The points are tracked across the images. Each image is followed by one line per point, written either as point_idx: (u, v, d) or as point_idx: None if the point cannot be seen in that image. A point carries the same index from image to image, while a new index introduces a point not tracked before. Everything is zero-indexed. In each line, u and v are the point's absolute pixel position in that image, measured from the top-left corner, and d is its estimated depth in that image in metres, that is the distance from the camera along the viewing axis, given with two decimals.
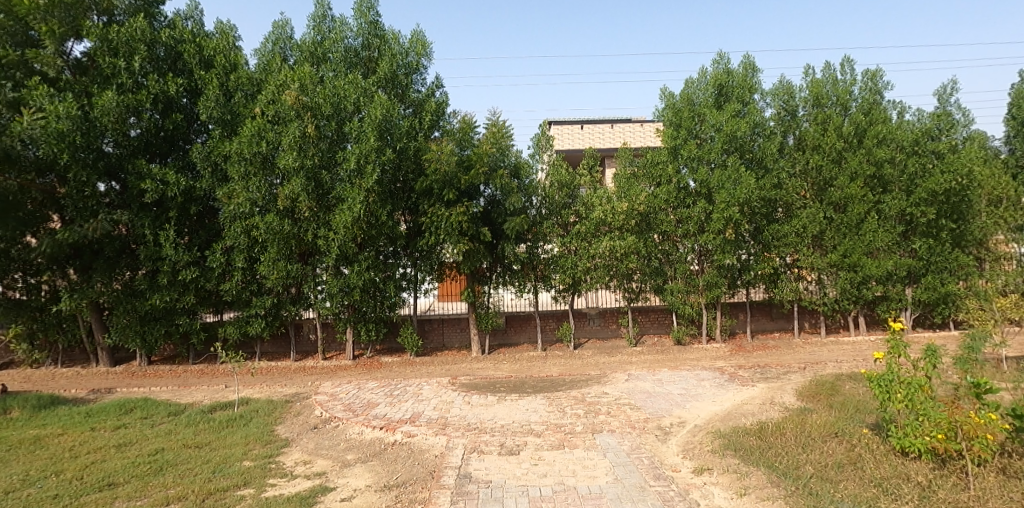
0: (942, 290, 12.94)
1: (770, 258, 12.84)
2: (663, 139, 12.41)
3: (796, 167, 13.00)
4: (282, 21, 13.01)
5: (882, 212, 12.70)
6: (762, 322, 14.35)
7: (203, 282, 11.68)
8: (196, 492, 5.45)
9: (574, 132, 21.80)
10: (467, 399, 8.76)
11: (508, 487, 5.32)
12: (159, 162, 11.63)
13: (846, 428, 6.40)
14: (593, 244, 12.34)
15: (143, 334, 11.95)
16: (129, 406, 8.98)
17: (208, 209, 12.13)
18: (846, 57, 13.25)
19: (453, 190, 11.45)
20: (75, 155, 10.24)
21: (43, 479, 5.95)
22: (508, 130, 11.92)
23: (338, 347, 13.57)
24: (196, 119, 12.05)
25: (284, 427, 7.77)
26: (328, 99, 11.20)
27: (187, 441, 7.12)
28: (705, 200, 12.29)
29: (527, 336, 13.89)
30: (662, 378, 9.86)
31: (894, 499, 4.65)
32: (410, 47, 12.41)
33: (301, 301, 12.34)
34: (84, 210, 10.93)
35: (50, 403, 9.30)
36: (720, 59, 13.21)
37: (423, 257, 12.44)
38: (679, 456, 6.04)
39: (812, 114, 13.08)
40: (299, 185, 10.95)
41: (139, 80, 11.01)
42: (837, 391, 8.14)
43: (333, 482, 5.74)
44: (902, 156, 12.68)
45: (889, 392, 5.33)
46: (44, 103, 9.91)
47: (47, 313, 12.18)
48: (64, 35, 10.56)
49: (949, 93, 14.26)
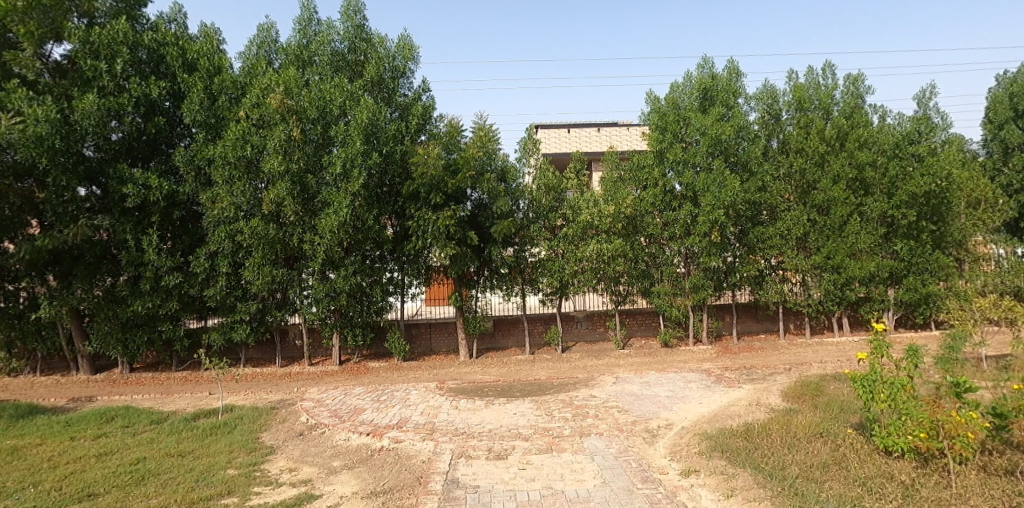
0: (924, 290, 13.12)
1: (755, 260, 13.01)
2: (650, 142, 12.46)
3: (781, 170, 13.11)
4: (267, 24, 12.91)
5: (864, 214, 12.85)
6: (748, 324, 14.48)
7: (187, 288, 11.52)
8: (179, 501, 5.36)
9: (561, 135, 21.91)
10: (455, 404, 8.70)
11: (496, 492, 5.30)
12: (141, 166, 11.46)
13: (831, 428, 6.46)
14: (580, 247, 12.39)
15: (125, 341, 11.76)
16: (110, 415, 8.81)
17: (191, 214, 11.97)
18: (828, 61, 13.49)
19: (440, 193, 11.43)
20: (55, 159, 10.07)
21: (20, 491, 5.81)
22: (495, 133, 11.93)
23: (325, 353, 13.43)
24: (179, 123, 11.88)
25: (269, 434, 7.67)
26: (313, 103, 11.10)
27: (170, 450, 7.00)
28: (691, 203, 12.35)
29: (515, 339, 13.88)
30: (649, 380, 9.89)
31: (878, 499, 4.70)
32: (397, 51, 12.40)
33: (287, 306, 12.21)
34: (63, 215, 10.75)
35: (28, 412, 9.12)
36: (705, 64, 13.35)
37: (411, 261, 12.43)
38: (667, 459, 6.05)
39: (795, 117, 13.22)
40: (285, 189, 10.85)
41: (122, 83, 10.88)
42: (822, 391, 8.23)
43: (319, 490, 5.68)
44: (884, 159, 12.86)
45: (872, 392, 5.37)
46: (22, 106, 9.77)
47: (25, 321, 11.98)
48: (43, 37, 10.34)
49: (928, 96, 14.49)
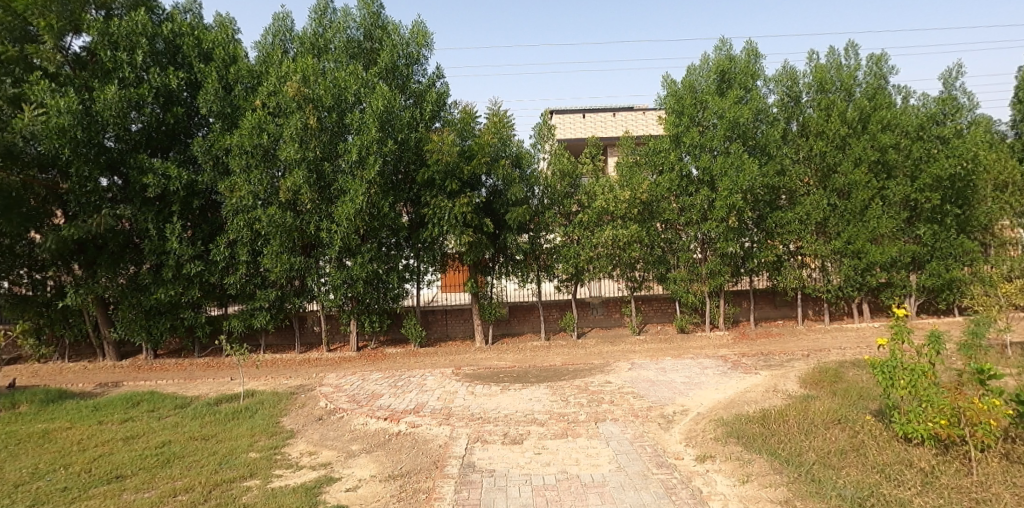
0: (947, 276, 12.88)
1: (774, 246, 12.83)
2: (666, 126, 12.45)
3: (800, 154, 12.88)
4: (282, 13, 12.98)
5: (887, 198, 12.55)
6: (766, 309, 14.34)
7: (207, 276, 11.72)
8: (203, 483, 5.50)
9: (576, 121, 21.79)
10: (471, 389, 8.79)
11: (511, 476, 5.35)
12: (161, 156, 11.61)
13: (849, 414, 6.41)
14: (596, 233, 12.36)
15: (149, 328, 12.04)
16: (136, 400, 9.05)
17: (210, 203, 12.11)
18: (850, 41, 13.18)
19: (455, 180, 11.47)
20: (76, 150, 10.25)
21: (52, 472, 6.01)
22: (509, 119, 11.88)
23: (342, 339, 13.60)
24: (197, 113, 12.01)
25: (289, 419, 7.83)
26: (329, 91, 11.19)
27: (194, 434, 7.18)
28: (708, 188, 12.21)
29: (531, 325, 13.91)
30: (665, 366, 9.89)
31: (896, 485, 4.66)
32: (411, 38, 12.35)
33: (305, 294, 12.35)
34: (87, 205, 10.93)
35: (58, 397, 9.42)
36: (723, 45, 13.10)
37: (426, 249, 12.48)
38: (681, 444, 6.05)
39: (815, 99, 12.93)
40: (301, 178, 10.95)
41: (141, 75, 10.98)
42: (840, 378, 8.13)
43: (338, 473, 5.79)
44: (907, 141, 12.53)
45: (892, 379, 5.29)
46: (45, 98, 9.96)
47: (52, 309, 12.32)
48: (63, 30, 10.50)
49: (955, 76, 14.07)
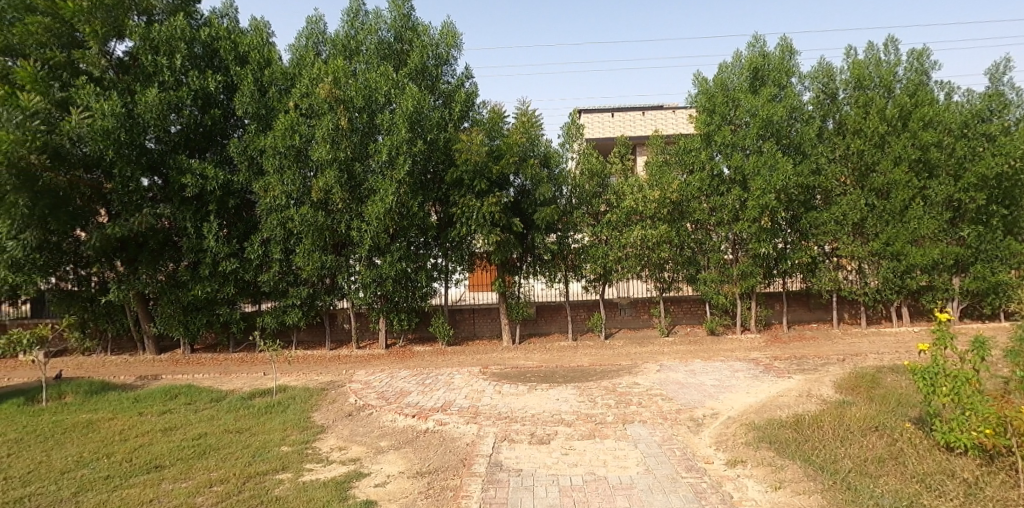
0: (993, 279, 12.39)
1: (808, 247, 12.61)
2: (697, 125, 12.28)
3: (836, 152, 12.56)
4: (315, 16, 13.22)
5: (928, 198, 12.15)
6: (799, 312, 14.01)
7: (242, 273, 12.03)
8: (237, 475, 5.64)
9: (604, 120, 21.67)
10: (498, 388, 8.81)
11: (538, 476, 5.35)
12: (198, 157, 11.94)
13: (887, 421, 6.22)
14: (624, 233, 12.27)
15: (186, 323, 12.41)
16: (174, 393, 9.33)
17: (245, 202, 12.40)
18: (890, 36, 12.76)
19: (484, 180, 11.50)
20: (120, 151, 10.62)
21: (95, 461, 6.25)
22: (537, 118, 11.86)
23: (371, 336, 13.79)
24: (233, 114, 12.33)
25: (320, 414, 7.97)
26: (360, 92, 11.35)
27: (228, 427, 7.37)
28: (740, 187, 12.00)
29: (558, 326, 13.87)
30: (695, 368, 9.75)
31: (938, 496, 4.50)
32: (440, 39, 12.44)
33: (335, 291, 12.58)
34: (129, 204, 11.30)
35: (101, 389, 9.78)
36: (756, 42, 12.83)
37: (454, 248, 12.56)
38: (712, 448, 5.96)
39: (853, 96, 12.55)
40: (333, 177, 11.15)
41: (180, 78, 11.32)
42: (878, 383, 7.89)
43: (368, 468, 5.88)
44: (951, 139, 12.07)
45: (934, 386, 5.10)
46: (90, 102, 10.35)
47: (96, 303, 12.83)
48: (107, 35, 10.89)
49: (1002, 71, 13.50)
